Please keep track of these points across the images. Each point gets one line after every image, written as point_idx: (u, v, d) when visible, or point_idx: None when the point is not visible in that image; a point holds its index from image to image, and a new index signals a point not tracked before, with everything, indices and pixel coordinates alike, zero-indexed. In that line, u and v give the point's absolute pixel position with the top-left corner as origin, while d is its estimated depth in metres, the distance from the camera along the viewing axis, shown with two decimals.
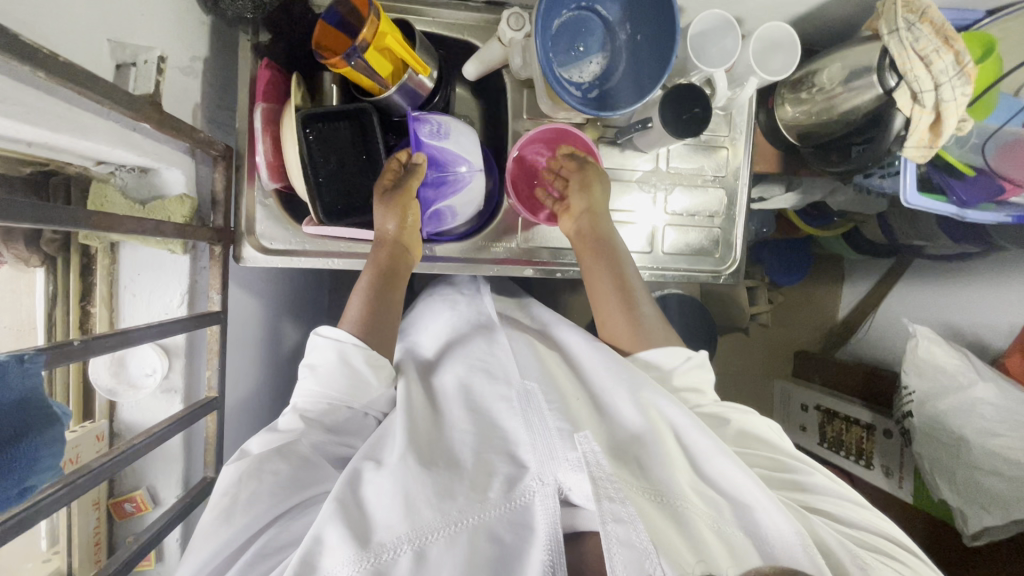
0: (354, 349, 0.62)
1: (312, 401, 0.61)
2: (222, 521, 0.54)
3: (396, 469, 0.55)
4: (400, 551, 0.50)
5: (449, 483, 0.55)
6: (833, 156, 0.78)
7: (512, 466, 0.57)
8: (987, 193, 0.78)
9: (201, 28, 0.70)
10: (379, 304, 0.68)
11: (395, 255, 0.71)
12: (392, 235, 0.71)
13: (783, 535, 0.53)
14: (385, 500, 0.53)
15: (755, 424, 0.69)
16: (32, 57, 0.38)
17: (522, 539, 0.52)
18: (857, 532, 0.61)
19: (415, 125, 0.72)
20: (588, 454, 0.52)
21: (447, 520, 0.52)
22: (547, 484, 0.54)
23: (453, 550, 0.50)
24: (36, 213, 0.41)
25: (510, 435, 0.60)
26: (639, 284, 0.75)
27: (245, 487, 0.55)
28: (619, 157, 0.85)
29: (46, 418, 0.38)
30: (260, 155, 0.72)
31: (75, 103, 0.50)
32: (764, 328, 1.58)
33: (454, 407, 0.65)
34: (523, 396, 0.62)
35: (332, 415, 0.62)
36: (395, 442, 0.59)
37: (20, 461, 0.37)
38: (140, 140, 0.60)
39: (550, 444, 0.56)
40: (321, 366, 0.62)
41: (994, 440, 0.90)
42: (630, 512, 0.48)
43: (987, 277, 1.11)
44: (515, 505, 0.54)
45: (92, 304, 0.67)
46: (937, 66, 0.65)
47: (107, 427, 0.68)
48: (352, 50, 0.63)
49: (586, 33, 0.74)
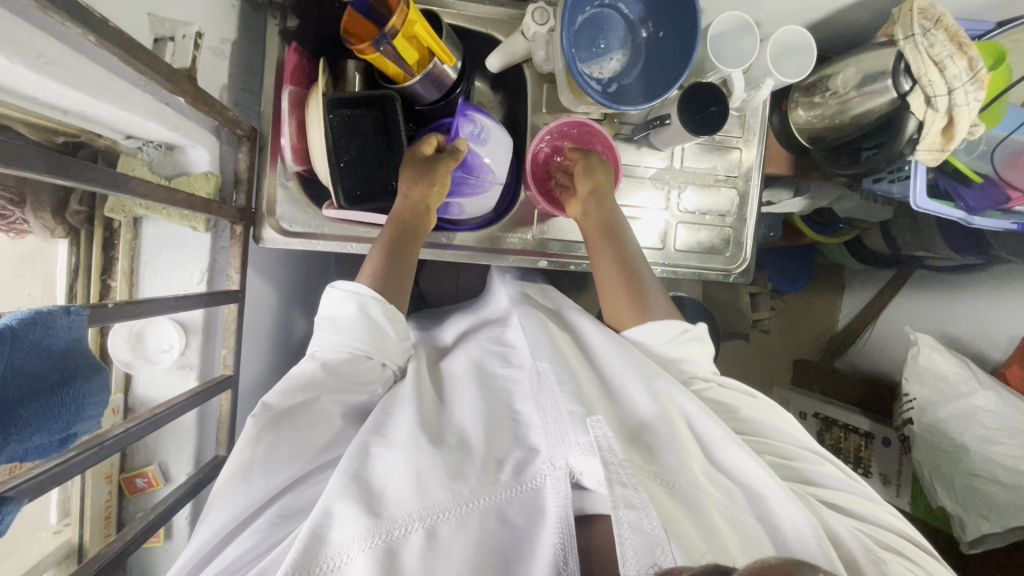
0: (373, 301, 0.64)
1: (332, 349, 0.61)
2: (240, 480, 0.54)
3: (408, 446, 0.55)
4: (410, 529, 0.49)
5: (459, 463, 0.54)
6: (844, 158, 0.81)
7: (524, 451, 0.58)
8: (994, 201, 0.79)
9: (232, 12, 0.71)
10: (398, 262, 0.69)
11: (415, 213, 0.73)
12: (416, 197, 0.73)
13: (796, 526, 0.53)
14: (395, 476, 0.53)
15: (765, 418, 0.68)
16: (85, 20, 0.39)
17: (533, 522, 0.53)
18: (878, 530, 0.62)
19: (460, 121, 0.73)
20: (601, 439, 0.51)
21: (458, 500, 0.51)
22: (558, 467, 0.54)
23: (463, 532, 0.50)
24: (76, 173, 0.42)
25: (525, 418, 0.62)
26: (648, 274, 0.75)
27: (262, 447, 0.56)
28: (634, 154, 0.87)
29: (90, 366, 0.39)
30: (285, 137, 0.72)
31: (114, 72, 0.51)
32: (765, 336, 1.59)
33: (466, 390, 0.66)
34: (536, 377, 0.63)
35: (350, 363, 0.61)
36: (404, 418, 0.59)
37: (67, 406, 0.37)
38: (172, 114, 0.61)
39: (562, 427, 0.56)
40: (340, 316, 0.63)
41: (995, 447, 0.90)
42: (641, 498, 0.48)
43: (987, 288, 1.13)
44: (525, 489, 0.54)
45: (113, 279, 0.67)
46: (951, 71, 0.67)
47: (122, 402, 0.68)
48: (381, 37, 0.64)
49: (607, 31, 0.76)
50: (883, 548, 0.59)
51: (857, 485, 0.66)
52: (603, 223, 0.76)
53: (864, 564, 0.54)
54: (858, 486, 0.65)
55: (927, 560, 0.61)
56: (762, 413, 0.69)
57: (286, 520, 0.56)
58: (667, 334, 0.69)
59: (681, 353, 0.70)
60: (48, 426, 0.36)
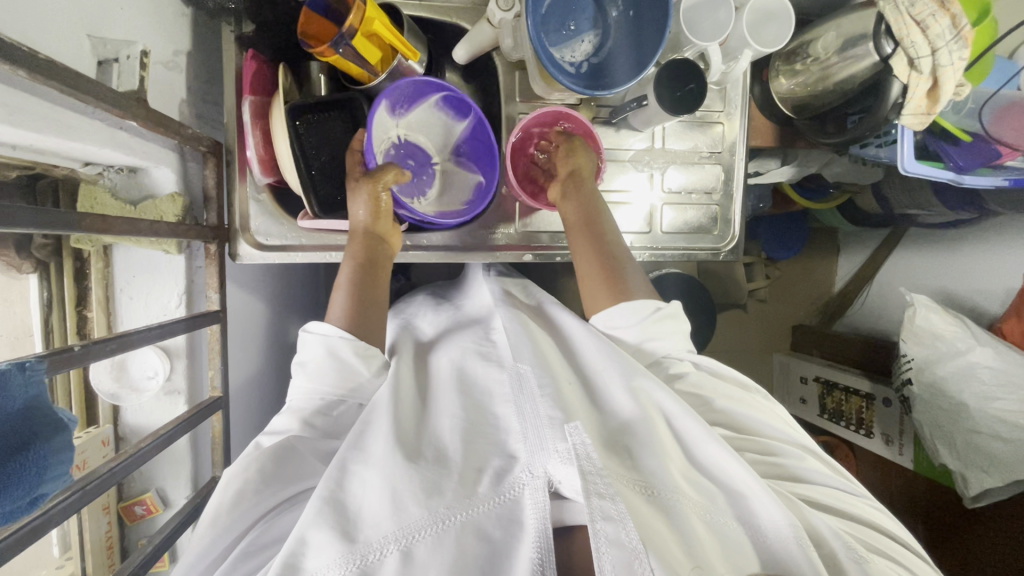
0: (341, 342, 0.62)
1: (303, 398, 0.62)
2: (207, 526, 0.55)
3: (381, 464, 0.54)
4: (386, 552, 0.49)
5: (435, 478, 0.53)
6: (829, 126, 0.76)
7: (502, 458, 0.56)
8: (984, 158, 0.77)
9: (182, 21, 0.68)
10: (365, 297, 0.67)
11: (371, 246, 0.69)
12: (364, 224, 0.69)
13: (776, 526, 0.52)
14: (371, 496, 0.52)
15: (755, 415, 0.68)
16: (12, 55, 0.38)
17: (511, 535, 0.51)
18: (861, 527, 0.61)
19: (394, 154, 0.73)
20: (579, 446, 0.51)
21: (434, 518, 0.50)
22: (537, 476, 0.52)
23: (438, 552, 0.49)
24: (30, 216, 0.41)
25: (502, 423, 0.60)
26: (632, 270, 0.74)
27: (228, 490, 0.56)
28: (614, 137, 0.84)
29: (51, 427, 0.40)
30: (250, 149, 0.70)
31: (57, 102, 0.50)
32: (761, 304, 1.58)
33: (445, 392, 0.66)
34: (516, 379, 0.62)
35: (323, 414, 0.62)
36: (380, 432, 0.57)
37: (28, 472, 0.39)
38: (128, 138, 0.59)
39: (540, 433, 0.54)
40: (311, 362, 0.62)
41: (993, 403, 0.90)
42: (619, 509, 0.47)
43: (981, 242, 1.11)
44: (503, 499, 0.52)
45: (89, 310, 0.66)
46: (934, 30, 0.64)
47: (112, 432, 0.68)
48: (339, 38, 0.61)
49: (576, 11, 0.73)
50: (872, 549, 0.59)
51: (849, 484, 0.65)
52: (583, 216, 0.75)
53: (847, 564, 0.54)
54: (841, 482, 0.65)
55: (905, 555, 0.60)
56: (742, 404, 0.68)
57: (252, 553, 0.55)
58: (640, 314, 0.69)
59: (652, 333, 0.70)
60: (9, 493, 0.38)
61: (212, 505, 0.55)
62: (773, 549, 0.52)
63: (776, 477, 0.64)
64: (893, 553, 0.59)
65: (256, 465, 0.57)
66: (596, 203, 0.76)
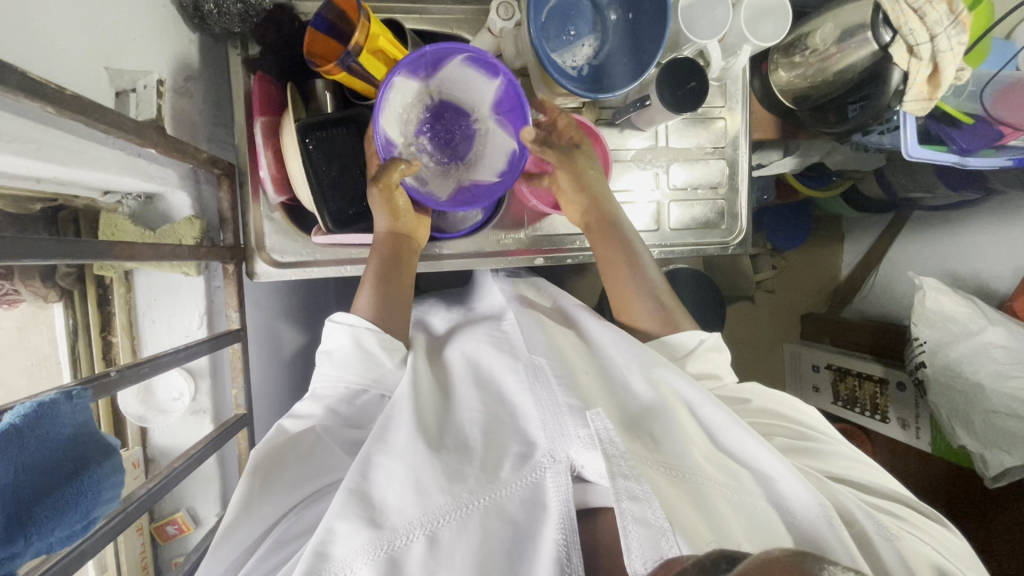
0: (367, 331, 0.63)
1: (329, 386, 0.63)
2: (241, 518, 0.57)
3: (405, 452, 0.55)
4: (412, 537, 0.50)
5: (458, 466, 0.54)
6: (830, 115, 0.77)
7: (522, 445, 0.57)
8: (987, 139, 0.77)
9: (190, 47, 0.69)
10: (388, 292, 0.69)
11: (397, 248, 0.72)
12: (388, 227, 0.72)
13: (803, 504, 0.53)
14: (395, 484, 0.53)
15: (773, 403, 0.69)
16: (41, 93, 0.39)
17: (534, 518, 0.51)
18: (890, 502, 0.62)
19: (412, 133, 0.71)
20: (601, 431, 0.51)
21: (457, 502, 0.51)
22: (559, 460, 0.53)
23: (464, 535, 0.49)
24: (57, 248, 0.42)
25: (520, 411, 0.61)
26: (654, 273, 0.77)
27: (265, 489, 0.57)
28: (618, 137, 0.85)
29: (99, 451, 0.42)
30: (263, 169, 0.72)
31: (81, 135, 0.52)
32: (769, 294, 1.58)
33: (465, 386, 0.66)
34: (532, 369, 0.62)
35: (347, 403, 0.63)
36: (404, 423, 0.58)
37: (84, 497, 0.40)
38: (146, 165, 0.60)
39: (561, 420, 0.55)
40: (336, 351, 0.64)
41: (1009, 381, 0.90)
42: (644, 489, 0.47)
43: (986, 222, 1.12)
44: (526, 483, 0.53)
45: (114, 334, 0.68)
46: (932, 17, 0.65)
47: (141, 454, 0.70)
48: (346, 55, 0.63)
49: (575, 17, 0.74)
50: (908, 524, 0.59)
51: (868, 460, 0.66)
52: (599, 220, 0.78)
53: (877, 540, 0.55)
54: (864, 459, 0.66)
55: (933, 528, 0.61)
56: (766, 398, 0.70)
57: (283, 544, 0.57)
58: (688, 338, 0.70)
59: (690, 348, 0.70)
60: (67, 518, 0.39)
61: (243, 491, 0.57)
62: (805, 526, 0.53)
63: (800, 454, 0.64)
64: (925, 529, 0.59)
65: (280, 452, 0.58)
66: (609, 203, 0.78)
